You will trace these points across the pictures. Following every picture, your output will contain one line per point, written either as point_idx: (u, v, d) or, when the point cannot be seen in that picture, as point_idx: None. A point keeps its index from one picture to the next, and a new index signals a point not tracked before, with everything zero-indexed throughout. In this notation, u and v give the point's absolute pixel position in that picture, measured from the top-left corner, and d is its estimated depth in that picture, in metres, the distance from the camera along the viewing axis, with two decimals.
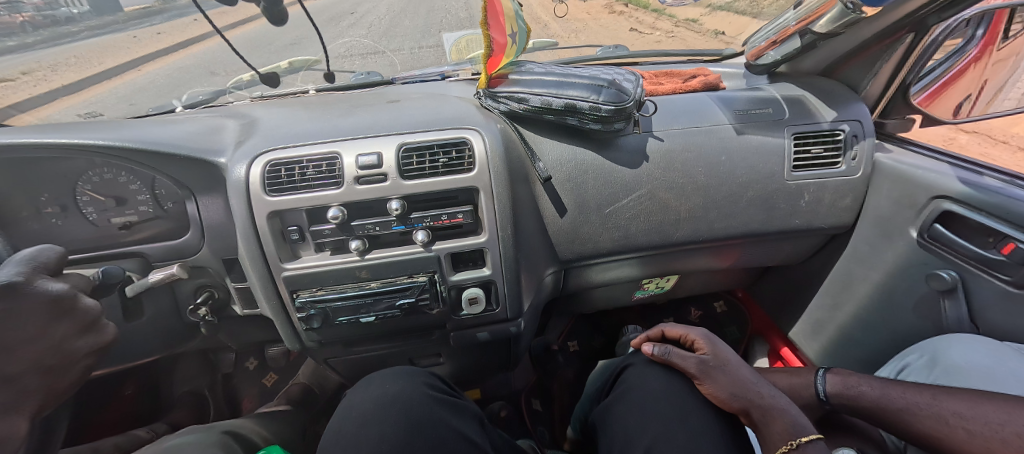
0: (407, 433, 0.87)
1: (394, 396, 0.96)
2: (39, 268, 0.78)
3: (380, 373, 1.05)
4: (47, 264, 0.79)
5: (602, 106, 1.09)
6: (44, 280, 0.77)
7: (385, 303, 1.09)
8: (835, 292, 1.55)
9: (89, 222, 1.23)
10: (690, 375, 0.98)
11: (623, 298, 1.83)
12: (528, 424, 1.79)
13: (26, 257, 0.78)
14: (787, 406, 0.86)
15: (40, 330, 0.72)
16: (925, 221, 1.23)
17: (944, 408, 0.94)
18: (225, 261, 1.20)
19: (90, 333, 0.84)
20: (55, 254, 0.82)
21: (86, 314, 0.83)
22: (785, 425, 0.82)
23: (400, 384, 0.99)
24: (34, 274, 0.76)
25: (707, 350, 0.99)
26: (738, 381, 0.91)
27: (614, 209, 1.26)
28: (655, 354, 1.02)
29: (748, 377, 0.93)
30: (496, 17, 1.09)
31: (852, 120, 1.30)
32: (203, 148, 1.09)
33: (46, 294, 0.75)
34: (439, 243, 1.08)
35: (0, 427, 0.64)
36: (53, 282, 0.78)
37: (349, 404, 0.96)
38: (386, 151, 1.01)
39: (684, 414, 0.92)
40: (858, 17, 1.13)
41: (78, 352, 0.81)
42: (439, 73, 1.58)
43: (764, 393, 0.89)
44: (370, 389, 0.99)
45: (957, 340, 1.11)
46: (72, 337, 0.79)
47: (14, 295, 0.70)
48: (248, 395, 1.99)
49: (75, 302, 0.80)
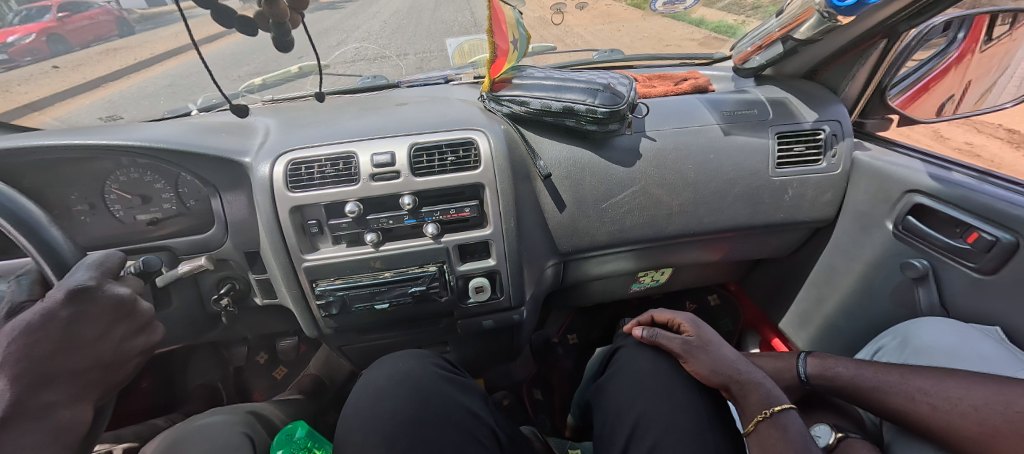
0: (419, 407, 0.95)
1: (406, 374, 1.04)
2: (106, 272, 0.77)
3: (391, 355, 1.13)
4: (113, 267, 0.78)
5: (597, 109, 1.18)
6: (110, 284, 0.76)
7: (397, 290, 1.18)
8: (820, 282, 1.64)
9: (116, 220, 1.31)
10: (676, 355, 1.05)
11: (620, 291, 1.91)
12: (529, 413, 1.87)
13: (96, 260, 0.77)
14: (763, 380, 0.94)
15: (99, 330, 0.73)
16: (899, 213, 1.32)
17: (911, 386, 1.01)
18: (247, 254, 1.28)
19: (144, 334, 0.82)
20: (121, 258, 0.81)
21: (144, 318, 0.82)
22: (761, 397, 0.90)
23: (411, 364, 1.08)
24: (101, 278, 0.75)
25: (691, 332, 1.07)
26: (718, 359, 0.98)
27: (610, 205, 1.34)
28: (644, 337, 1.11)
29: (728, 356, 0.99)
30: (499, 26, 1.18)
31: (831, 120, 1.40)
32: (228, 148, 1.17)
33: (110, 299, 0.75)
34: (447, 236, 1.17)
35: (63, 418, 0.68)
36: (118, 285, 0.78)
37: (365, 381, 1.04)
38: (399, 150, 1.10)
39: (671, 389, 1.00)
40: (834, 25, 1.22)
41: (132, 354, 0.80)
42: (441, 76, 1.75)
43: (743, 369, 0.96)
44: (383, 367, 1.07)
45: (927, 323, 1.20)
46: (130, 338, 0.78)
47: (81, 300, 0.71)
48: (259, 388, 2.07)
49: (136, 307, 0.80)
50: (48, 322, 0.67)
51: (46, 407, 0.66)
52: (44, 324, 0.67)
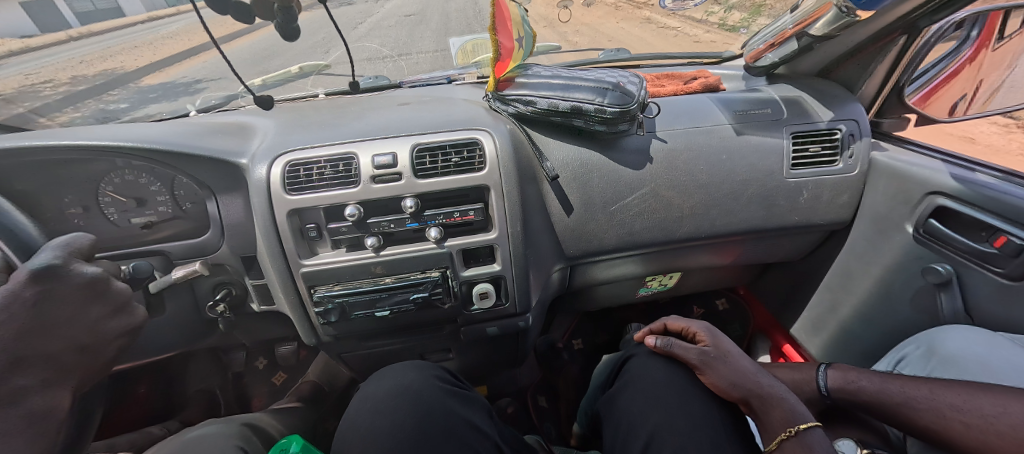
0: (419, 422, 0.91)
1: (405, 388, 0.99)
2: (72, 253, 0.79)
3: (392, 367, 1.09)
4: (81, 248, 0.81)
5: (607, 109, 1.14)
6: (78, 264, 0.78)
7: (399, 297, 1.13)
8: (835, 287, 1.59)
9: (111, 223, 1.27)
10: (692, 365, 1.01)
11: (626, 295, 1.87)
12: (534, 421, 1.82)
13: (61, 243, 0.80)
14: (786, 395, 0.89)
15: (72, 309, 0.75)
16: (920, 216, 1.27)
17: (941, 402, 0.97)
18: (244, 259, 1.24)
19: (124, 315, 0.84)
20: (89, 241, 0.83)
21: (121, 298, 0.84)
22: (785, 412, 0.85)
23: (412, 377, 1.03)
24: (69, 258, 0.78)
25: (708, 341, 1.02)
26: (737, 371, 0.94)
27: (618, 207, 1.30)
28: (658, 346, 1.07)
29: (748, 368, 0.95)
30: (503, 22, 1.14)
31: (848, 119, 1.35)
32: (225, 149, 1.13)
33: (80, 279, 0.77)
34: (452, 240, 1.13)
35: (39, 401, 0.68)
36: (87, 266, 0.80)
37: (363, 396, 0.99)
38: (401, 151, 1.06)
39: (689, 403, 0.96)
40: (852, 21, 1.18)
41: (113, 334, 0.82)
42: (444, 77, 1.63)
43: (765, 384, 0.91)
44: (382, 380, 1.03)
45: (953, 331, 1.15)
46: (104, 319, 0.80)
47: (49, 280, 0.73)
48: (258, 394, 2.03)
49: (109, 287, 0.82)
50: (11, 302, 0.68)
51: (19, 392, 0.66)
52: (9, 304, 0.67)
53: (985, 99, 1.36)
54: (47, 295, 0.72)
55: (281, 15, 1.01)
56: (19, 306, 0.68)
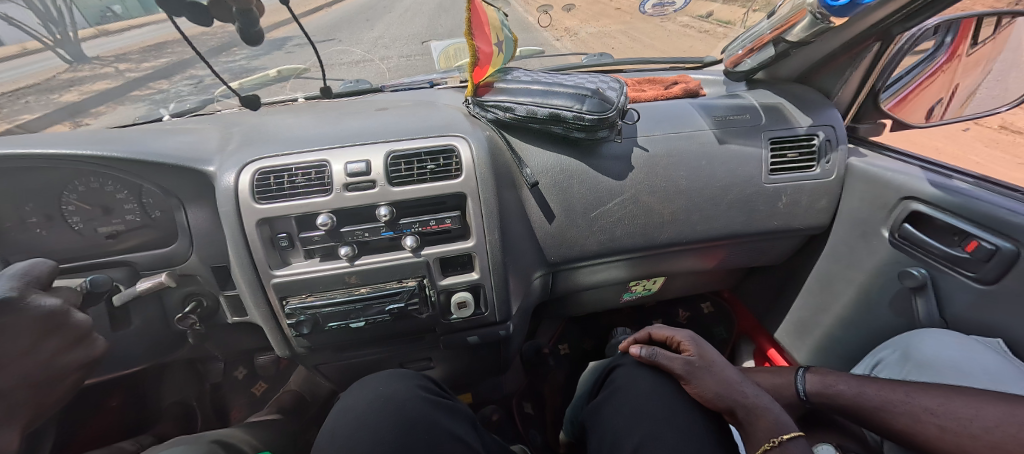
0: (402, 433, 0.88)
1: (389, 399, 0.97)
2: (31, 283, 0.87)
3: (375, 377, 1.06)
4: (39, 278, 0.90)
5: (585, 116, 1.13)
6: (36, 295, 0.86)
7: (375, 308, 1.11)
8: (816, 291, 1.60)
9: (75, 232, 1.22)
10: (677, 376, 1.02)
11: (611, 300, 1.86)
12: (519, 428, 1.80)
13: (22, 272, 0.88)
14: (769, 405, 0.90)
15: (35, 340, 0.82)
16: (895, 220, 1.29)
17: (917, 406, 0.97)
18: (215, 269, 1.20)
19: (81, 344, 0.94)
20: (44, 268, 0.92)
21: (76, 327, 0.93)
22: (769, 423, 0.86)
23: (396, 387, 1.01)
24: (26, 289, 0.85)
25: (691, 351, 1.04)
26: (722, 382, 0.95)
27: (599, 213, 1.29)
28: (643, 356, 1.06)
29: (733, 378, 0.96)
30: (480, 27, 1.12)
31: (825, 125, 1.36)
32: (192, 156, 1.09)
33: (41, 309, 0.84)
34: (428, 248, 1.10)
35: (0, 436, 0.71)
36: (44, 297, 0.88)
37: (344, 406, 0.97)
38: (375, 158, 1.03)
39: (671, 413, 0.95)
40: (827, 27, 1.18)
41: (72, 362, 0.92)
42: (427, 81, 1.63)
43: (749, 393, 0.93)
44: (365, 391, 1.01)
45: (929, 335, 1.16)
46: (66, 349, 0.90)
47: (12, 308, 0.79)
48: (237, 405, 1.98)
49: (66, 318, 0.90)
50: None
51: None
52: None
53: (961, 103, 1.38)
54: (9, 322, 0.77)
55: (241, 19, 0.95)
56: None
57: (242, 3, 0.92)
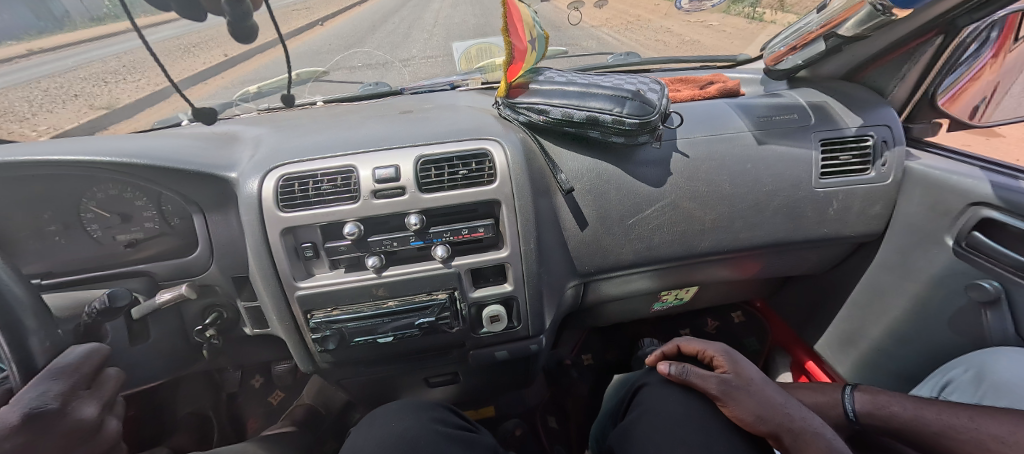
0: None
1: (399, 437, 0.87)
2: (77, 384, 0.69)
3: (383, 410, 0.99)
4: (87, 375, 0.71)
5: (625, 120, 1.05)
6: (76, 403, 0.67)
7: (403, 322, 1.05)
8: (864, 303, 1.50)
9: (93, 240, 1.18)
10: (712, 397, 0.92)
11: (640, 311, 1.78)
12: (544, 444, 1.71)
13: (68, 367, 0.70)
14: (820, 430, 0.80)
15: None
16: (961, 228, 1.19)
17: (984, 432, 0.89)
18: (235, 279, 1.15)
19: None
20: (96, 360, 0.74)
21: (103, 444, 0.70)
22: (822, 452, 0.76)
23: (406, 422, 0.91)
24: (69, 395, 0.67)
25: (724, 369, 0.95)
26: (764, 402, 0.86)
27: (637, 220, 1.21)
28: (673, 374, 0.97)
29: (776, 398, 0.86)
30: (514, 24, 1.06)
31: (880, 125, 1.25)
32: (216, 163, 1.05)
33: (71, 421, 0.64)
34: (458, 259, 1.04)
35: None
36: (84, 405, 0.68)
37: (352, 447, 0.88)
38: (404, 163, 0.97)
39: (708, 441, 0.85)
40: (888, 19, 1.09)
41: None
42: (447, 83, 1.54)
43: (796, 416, 0.83)
44: (374, 429, 0.91)
45: (1006, 355, 1.05)
46: None
47: (43, 422, 0.60)
48: (254, 415, 1.95)
49: (98, 429, 0.69)
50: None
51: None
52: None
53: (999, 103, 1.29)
54: (32, 446, 0.58)
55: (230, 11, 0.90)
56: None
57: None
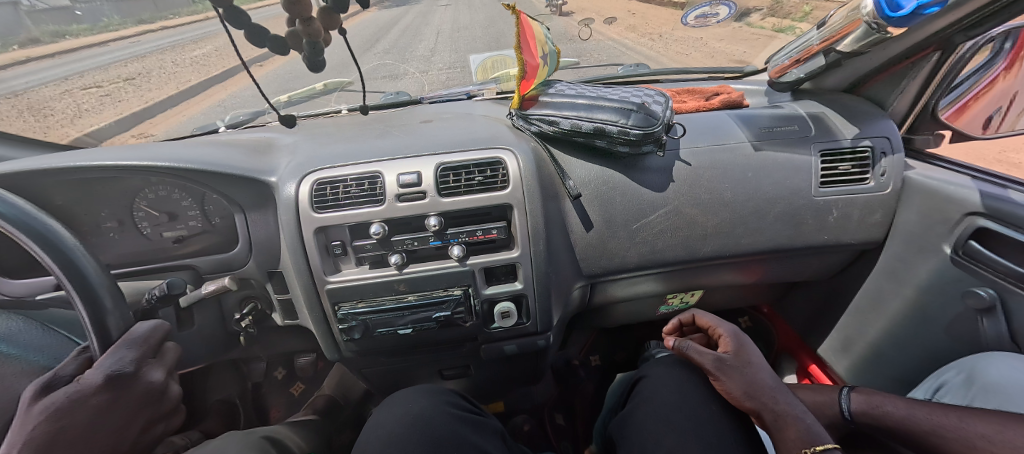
0: (430, 450, 0.85)
1: (416, 416, 0.96)
2: (147, 353, 0.82)
3: (403, 392, 1.07)
4: (154, 345, 0.84)
5: (630, 131, 1.13)
6: (146, 368, 0.81)
7: (420, 315, 1.14)
8: (866, 308, 1.53)
9: (143, 237, 1.31)
10: (708, 370, 0.99)
11: (646, 313, 1.83)
12: (550, 439, 1.78)
13: (141, 337, 0.82)
14: (802, 415, 0.86)
15: (123, 418, 0.75)
16: (958, 237, 1.22)
17: (972, 432, 0.92)
18: (269, 273, 1.26)
19: (163, 419, 0.86)
20: (162, 332, 0.86)
21: (168, 403, 0.85)
22: (799, 433, 0.82)
23: (422, 404, 1.00)
24: (141, 361, 0.80)
25: (727, 348, 1.00)
26: (754, 383, 0.92)
27: (642, 225, 1.28)
28: (675, 348, 1.06)
29: (766, 381, 0.92)
30: (527, 41, 1.15)
31: (879, 136, 1.30)
32: (257, 168, 1.16)
33: (142, 384, 0.79)
34: (474, 258, 1.13)
35: None
36: (152, 369, 0.82)
37: (375, 423, 0.97)
38: (426, 170, 1.07)
39: (700, 428, 0.92)
40: (883, 37, 1.14)
41: (148, 440, 0.82)
42: (463, 92, 1.67)
43: (783, 400, 0.89)
44: (394, 409, 1.00)
45: (995, 358, 1.10)
46: (148, 425, 0.81)
47: (121, 385, 0.75)
48: (276, 404, 2.06)
49: (163, 392, 0.83)
50: (80, 405, 0.69)
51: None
52: (76, 410, 0.68)
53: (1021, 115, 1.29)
54: (112, 404, 0.73)
55: (308, 50, 0.87)
56: (87, 411, 0.70)
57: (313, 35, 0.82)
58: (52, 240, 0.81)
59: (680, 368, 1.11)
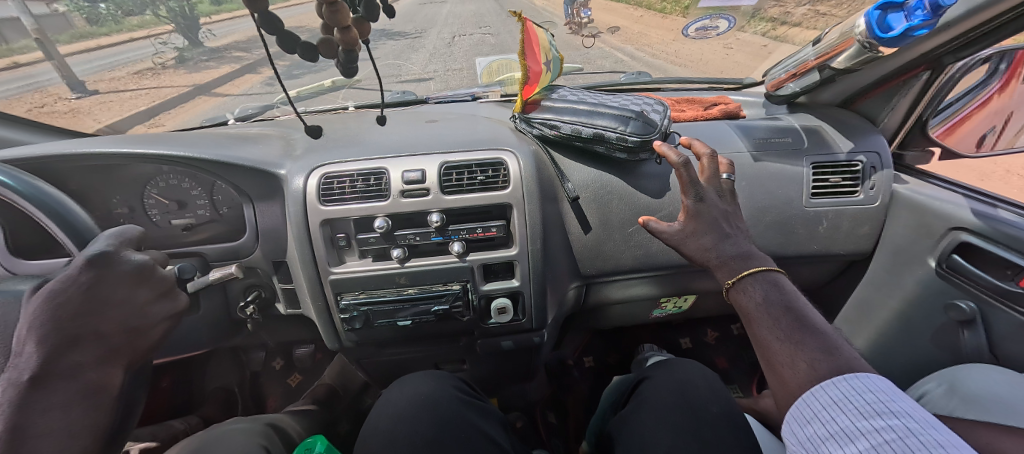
0: (439, 432, 0.90)
1: (427, 396, 0.99)
2: (124, 242, 0.84)
3: (414, 374, 1.09)
4: (132, 237, 0.87)
5: (628, 138, 1.17)
6: (128, 251, 0.83)
7: (420, 308, 1.17)
8: (854, 318, 1.57)
9: (152, 223, 1.35)
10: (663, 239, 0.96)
11: (640, 315, 1.87)
12: (543, 436, 1.82)
13: (114, 232, 0.85)
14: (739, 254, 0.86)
15: (120, 293, 0.78)
16: (942, 251, 1.27)
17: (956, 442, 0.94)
18: (274, 263, 1.31)
19: (166, 299, 0.87)
20: (138, 230, 0.89)
21: (164, 282, 0.87)
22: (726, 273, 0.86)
23: (432, 385, 1.03)
24: (120, 246, 0.83)
25: (689, 223, 0.89)
26: (699, 248, 0.89)
27: (637, 228, 1.32)
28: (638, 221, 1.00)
29: (710, 241, 0.88)
30: (531, 48, 1.19)
31: (869, 151, 1.34)
32: (267, 160, 1.20)
33: (128, 263, 0.82)
34: (473, 254, 1.17)
35: (65, 362, 0.69)
36: (136, 253, 0.85)
37: (386, 402, 1.00)
38: (430, 168, 1.11)
39: (698, 426, 0.93)
40: (875, 55, 1.18)
41: (157, 318, 0.85)
42: (468, 94, 1.73)
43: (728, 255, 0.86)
44: (406, 388, 1.03)
45: (979, 370, 1.13)
46: (149, 302, 0.83)
47: (103, 264, 0.78)
48: (273, 394, 2.03)
49: (153, 272, 0.85)
50: (70, 284, 0.74)
51: (73, 369, 0.69)
52: (66, 288, 0.73)
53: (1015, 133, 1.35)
54: (98, 280, 0.76)
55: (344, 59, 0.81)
56: (75, 288, 0.74)
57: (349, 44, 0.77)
58: (58, 210, 0.99)
59: (681, 369, 1.13)
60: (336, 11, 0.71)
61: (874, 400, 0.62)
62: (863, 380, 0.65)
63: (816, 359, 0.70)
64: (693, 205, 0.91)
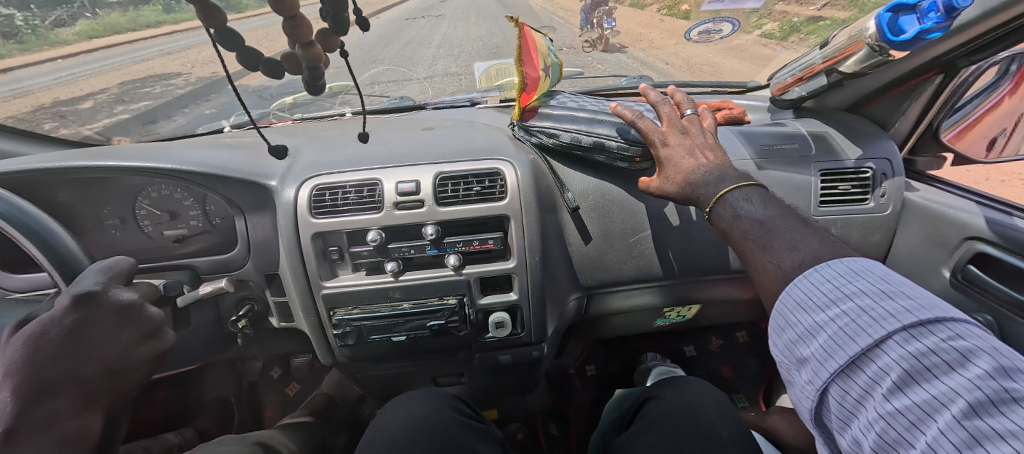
0: None
1: (423, 419, 0.95)
2: (114, 278, 0.85)
3: (408, 395, 1.07)
4: (122, 273, 0.88)
5: (629, 147, 1.12)
6: (117, 288, 0.84)
7: (415, 323, 1.14)
8: None
9: (144, 234, 1.32)
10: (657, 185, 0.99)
11: (642, 324, 1.83)
12: (543, 448, 1.78)
13: (105, 267, 0.86)
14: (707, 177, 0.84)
15: (104, 334, 0.79)
16: (958, 261, 1.22)
17: None
18: (266, 276, 1.28)
19: (152, 340, 0.88)
20: (129, 264, 0.90)
21: (152, 323, 0.87)
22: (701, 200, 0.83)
23: (429, 407, 0.99)
24: (109, 283, 0.84)
25: (662, 171, 0.92)
26: (671, 184, 0.89)
27: (639, 239, 1.28)
28: None
29: (679, 175, 0.88)
30: (529, 53, 1.15)
31: (879, 158, 1.30)
32: (257, 172, 1.17)
33: (116, 303, 0.82)
34: (469, 268, 1.13)
35: (42, 410, 0.70)
36: (125, 290, 0.86)
37: (378, 427, 0.96)
38: (424, 179, 1.08)
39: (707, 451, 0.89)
40: (886, 59, 1.13)
41: (141, 360, 0.85)
42: (467, 99, 1.62)
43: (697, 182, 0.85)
44: (400, 411, 1.00)
45: None
46: (133, 345, 0.84)
47: (88, 304, 0.78)
48: (271, 404, 2.00)
49: (142, 312, 0.86)
50: (53, 327, 0.74)
51: (50, 419, 0.70)
52: (49, 329, 0.74)
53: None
54: (82, 322, 0.77)
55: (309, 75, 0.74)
56: (58, 330, 0.74)
57: (311, 61, 0.70)
58: (45, 238, 0.98)
59: (689, 390, 1.09)
60: (297, 25, 0.65)
61: (830, 289, 0.56)
62: (820, 271, 0.59)
63: (783, 258, 0.65)
64: (664, 151, 0.93)
